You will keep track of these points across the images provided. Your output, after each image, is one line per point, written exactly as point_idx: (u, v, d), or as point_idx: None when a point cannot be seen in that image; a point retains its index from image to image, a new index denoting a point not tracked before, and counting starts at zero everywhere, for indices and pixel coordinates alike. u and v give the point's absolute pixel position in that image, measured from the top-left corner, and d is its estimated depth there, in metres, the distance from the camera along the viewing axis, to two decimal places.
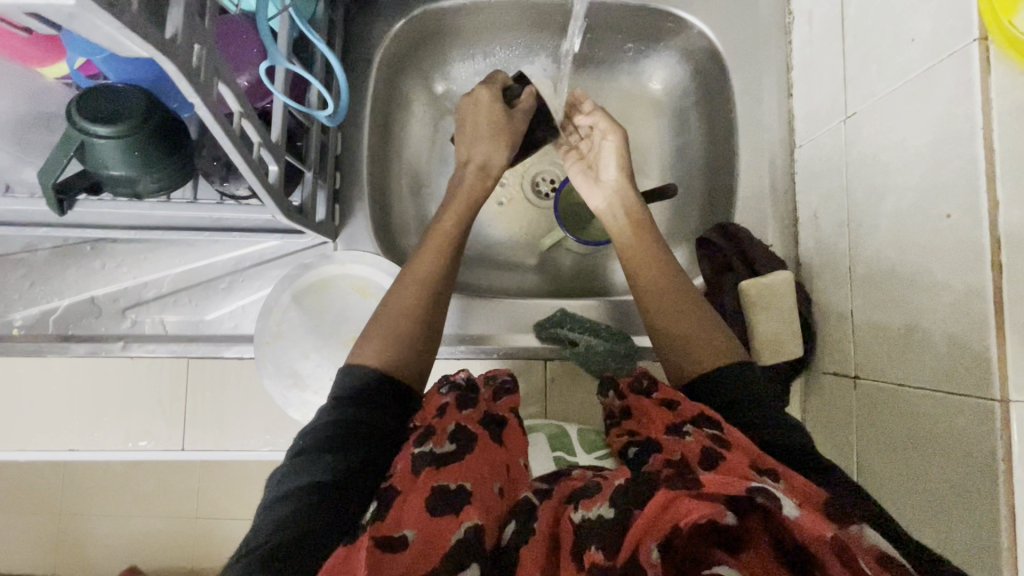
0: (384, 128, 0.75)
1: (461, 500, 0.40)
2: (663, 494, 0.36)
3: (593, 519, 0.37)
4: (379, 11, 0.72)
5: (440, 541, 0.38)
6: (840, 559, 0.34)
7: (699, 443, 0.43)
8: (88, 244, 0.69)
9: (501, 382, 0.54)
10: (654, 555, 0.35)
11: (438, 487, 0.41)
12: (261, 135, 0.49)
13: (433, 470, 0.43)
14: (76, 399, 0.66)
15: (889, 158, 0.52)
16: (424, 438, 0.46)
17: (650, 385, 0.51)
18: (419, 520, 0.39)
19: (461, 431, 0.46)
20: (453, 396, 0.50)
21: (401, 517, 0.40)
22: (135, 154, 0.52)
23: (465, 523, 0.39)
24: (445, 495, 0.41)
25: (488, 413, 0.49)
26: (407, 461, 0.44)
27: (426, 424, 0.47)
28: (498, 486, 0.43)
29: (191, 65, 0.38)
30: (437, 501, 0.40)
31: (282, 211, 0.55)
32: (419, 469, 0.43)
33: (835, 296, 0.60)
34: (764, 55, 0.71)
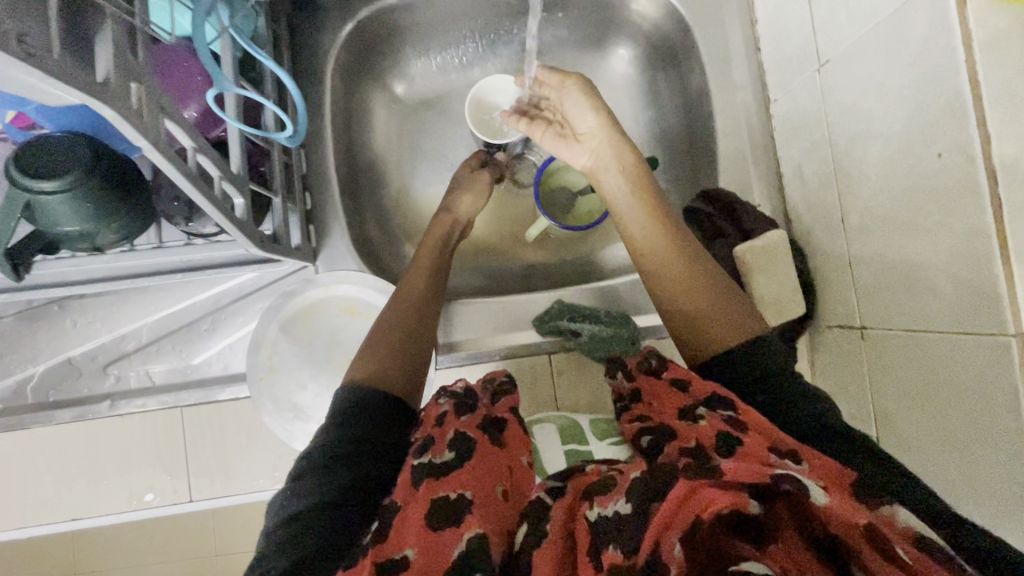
0: (348, 140, 0.72)
1: (464, 509, 0.41)
2: (684, 484, 0.36)
3: (609, 517, 0.37)
4: (323, 17, 0.68)
5: (442, 557, 0.39)
6: (874, 545, 0.33)
7: (713, 427, 0.42)
8: (55, 304, 0.65)
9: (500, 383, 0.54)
10: (676, 549, 0.34)
11: (438, 500, 0.41)
12: (220, 168, 0.46)
13: (435, 478, 0.43)
14: (70, 466, 0.63)
15: (870, 103, 0.51)
16: (425, 448, 0.46)
17: (659, 364, 0.52)
18: (422, 536, 0.40)
19: (461, 439, 0.46)
20: (452, 404, 0.51)
21: (402, 535, 0.40)
22: (88, 208, 0.49)
23: (468, 534, 0.39)
24: (450, 506, 0.41)
25: (489, 417, 0.50)
26: (406, 473, 0.45)
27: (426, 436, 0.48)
28: (501, 489, 0.44)
29: (131, 106, 0.35)
30: (443, 515, 0.40)
31: (255, 243, 0.52)
32: (419, 480, 0.43)
33: (830, 248, 0.59)
34: (727, 13, 0.69)
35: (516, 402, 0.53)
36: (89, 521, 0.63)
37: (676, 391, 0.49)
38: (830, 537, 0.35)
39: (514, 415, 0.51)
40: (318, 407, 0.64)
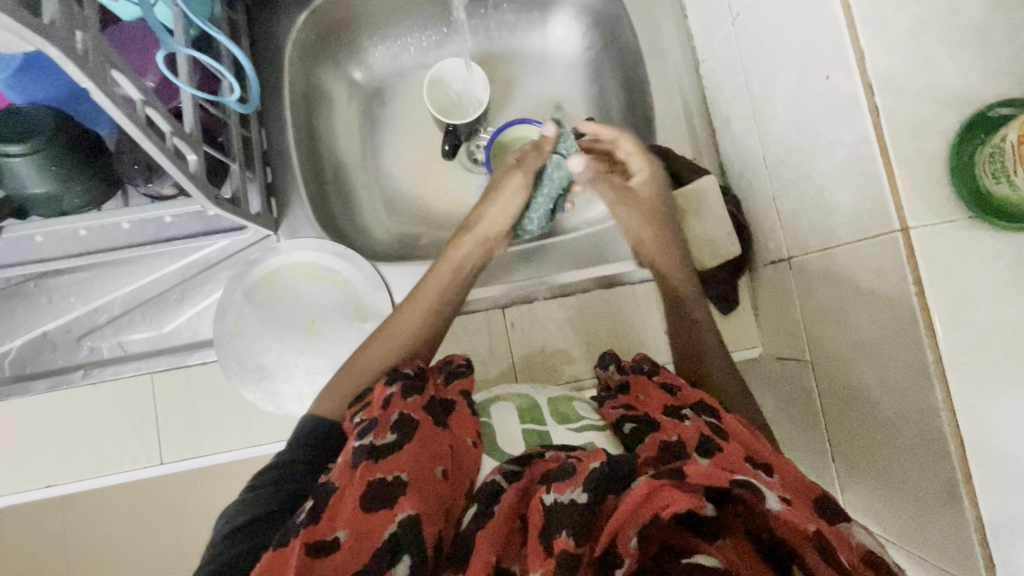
0: (308, 121, 0.77)
1: (397, 492, 0.41)
2: (647, 482, 0.38)
3: (565, 503, 0.38)
4: (280, 7, 0.74)
5: (372, 538, 0.39)
6: (817, 551, 0.35)
7: (696, 429, 0.46)
8: (31, 282, 0.69)
9: (452, 368, 0.56)
10: (631, 542, 0.37)
11: (374, 482, 0.42)
12: (171, 123, 0.50)
13: (373, 461, 0.43)
14: (45, 436, 0.66)
15: (773, 43, 0.55)
16: (369, 428, 0.45)
17: (652, 368, 0.57)
18: (354, 518, 0.40)
19: (404, 421, 0.46)
20: (399, 385, 0.50)
21: (335, 517, 0.40)
22: (54, 169, 0.53)
23: (399, 515, 0.40)
24: (382, 489, 0.41)
25: (433, 400, 0.50)
26: (346, 454, 0.44)
27: (369, 416, 0.47)
28: (440, 469, 0.45)
29: (77, 51, 0.39)
30: (376, 497, 0.41)
31: (211, 200, 0.56)
32: (356, 462, 0.43)
33: (757, 189, 0.63)
34: None
35: (466, 385, 0.54)
36: (65, 488, 0.66)
37: (664, 392, 0.53)
38: (773, 540, 0.37)
39: (463, 399, 0.53)
40: (282, 367, 0.67)
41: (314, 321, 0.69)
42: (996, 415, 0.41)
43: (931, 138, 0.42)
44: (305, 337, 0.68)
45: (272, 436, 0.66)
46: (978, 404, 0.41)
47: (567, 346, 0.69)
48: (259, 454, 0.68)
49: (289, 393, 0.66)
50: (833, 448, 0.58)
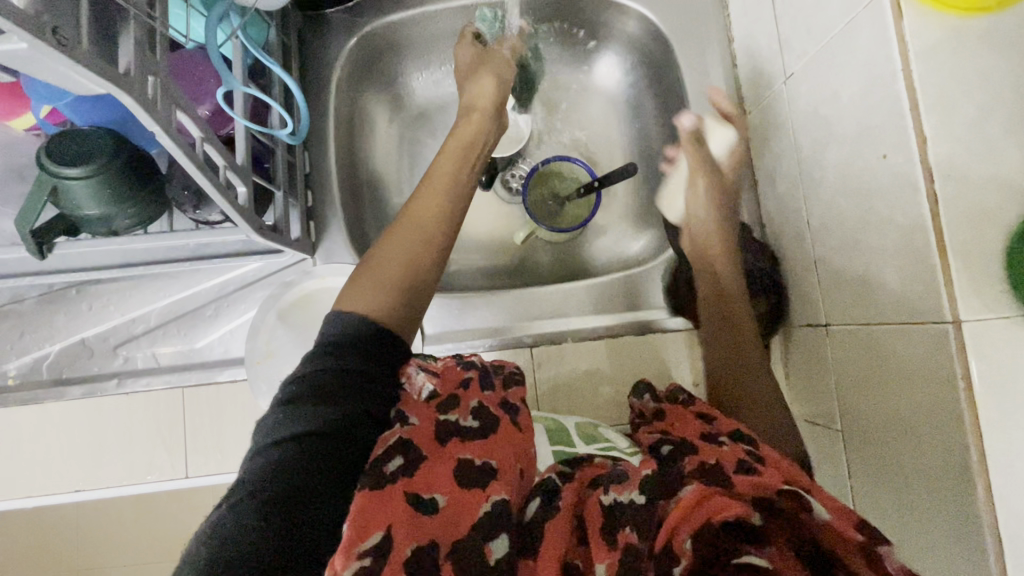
0: (350, 143, 0.77)
1: (490, 474, 0.40)
2: (698, 488, 0.36)
3: (626, 502, 0.38)
4: (331, 32, 0.75)
5: (469, 510, 0.38)
6: (868, 562, 0.33)
7: (735, 454, 0.43)
8: (73, 288, 0.71)
9: (511, 372, 0.52)
10: (686, 544, 0.34)
11: (463, 459, 0.40)
12: (225, 158, 0.51)
13: (461, 441, 0.42)
14: (76, 441, 0.68)
15: (827, 110, 0.54)
16: (450, 405, 0.44)
17: (687, 398, 0.56)
18: (451, 488, 0.39)
19: (484, 410, 0.45)
20: (473, 372, 0.48)
21: (431, 480, 0.39)
22: (107, 192, 0.54)
23: (493, 497, 0.38)
24: (472, 467, 0.40)
25: (508, 400, 0.47)
26: (428, 421, 0.42)
27: (447, 395, 0.45)
28: (521, 468, 0.42)
29: (148, 96, 0.40)
30: (467, 473, 0.40)
31: (256, 230, 0.57)
32: (446, 436, 0.42)
33: (798, 250, 0.62)
34: (704, 31, 0.74)
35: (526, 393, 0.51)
36: (92, 493, 0.67)
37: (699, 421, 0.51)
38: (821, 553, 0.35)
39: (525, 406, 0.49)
40: None
41: None
42: None
43: (993, 232, 0.41)
44: None
45: None
46: (1022, 507, 0.40)
47: (591, 390, 0.70)
48: None
49: None
50: None
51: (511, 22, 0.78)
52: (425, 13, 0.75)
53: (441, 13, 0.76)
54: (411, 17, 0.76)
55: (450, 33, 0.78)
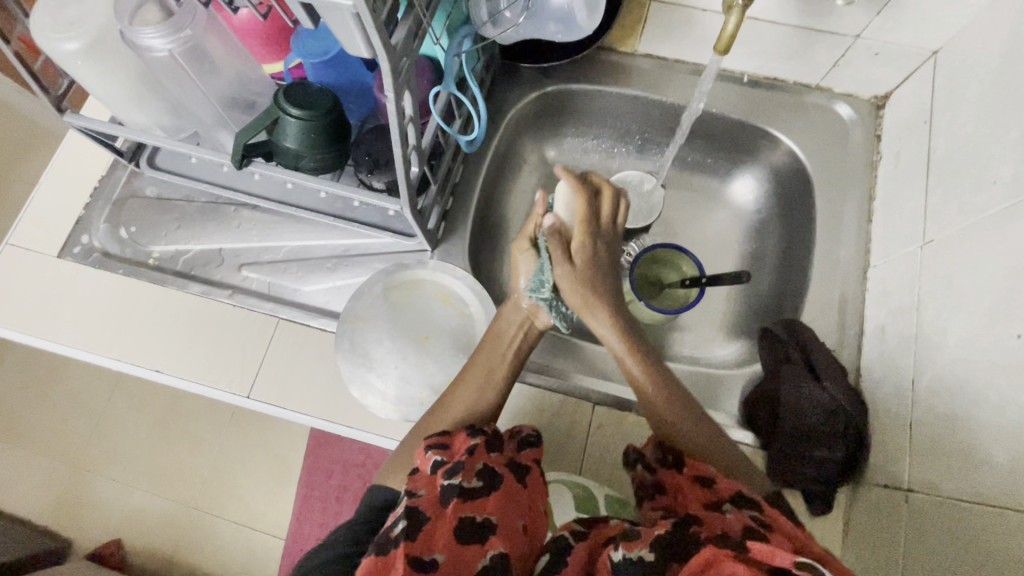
0: (496, 174, 0.87)
1: (489, 532, 0.46)
2: (708, 550, 0.39)
3: (633, 560, 0.41)
4: (521, 81, 0.86)
5: (467, 565, 0.44)
6: None
7: (738, 519, 0.45)
8: (233, 206, 0.82)
9: (524, 435, 0.59)
10: None
11: (466, 518, 0.47)
12: (415, 139, 0.60)
13: (462, 501, 0.48)
14: (176, 328, 0.75)
15: (963, 281, 0.55)
16: (455, 471, 0.50)
17: (677, 460, 0.55)
18: (449, 547, 0.45)
19: (489, 471, 0.52)
20: (480, 438, 0.55)
21: (433, 541, 0.45)
22: (309, 136, 0.65)
23: (490, 552, 0.45)
24: (475, 526, 0.47)
25: (513, 460, 0.55)
26: (433, 489, 0.49)
27: (455, 460, 0.52)
28: (522, 524, 0.49)
29: (396, 69, 0.49)
30: (468, 528, 0.46)
31: (409, 205, 0.65)
32: (447, 498, 0.48)
33: (893, 407, 0.61)
34: (851, 182, 0.77)
35: (538, 454, 0.57)
36: (165, 378, 0.74)
37: (700, 486, 0.51)
38: None
39: (535, 466, 0.56)
40: (383, 363, 0.72)
41: (427, 338, 0.74)
42: None
43: None
44: (413, 346, 0.73)
45: (347, 419, 0.71)
46: None
47: None
48: (324, 429, 0.72)
49: (378, 388, 0.70)
50: None
51: (676, 121, 0.86)
52: (601, 92, 0.86)
53: (616, 95, 0.86)
54: (590, 91, 0.86)
55: (615, 114, 0.88)
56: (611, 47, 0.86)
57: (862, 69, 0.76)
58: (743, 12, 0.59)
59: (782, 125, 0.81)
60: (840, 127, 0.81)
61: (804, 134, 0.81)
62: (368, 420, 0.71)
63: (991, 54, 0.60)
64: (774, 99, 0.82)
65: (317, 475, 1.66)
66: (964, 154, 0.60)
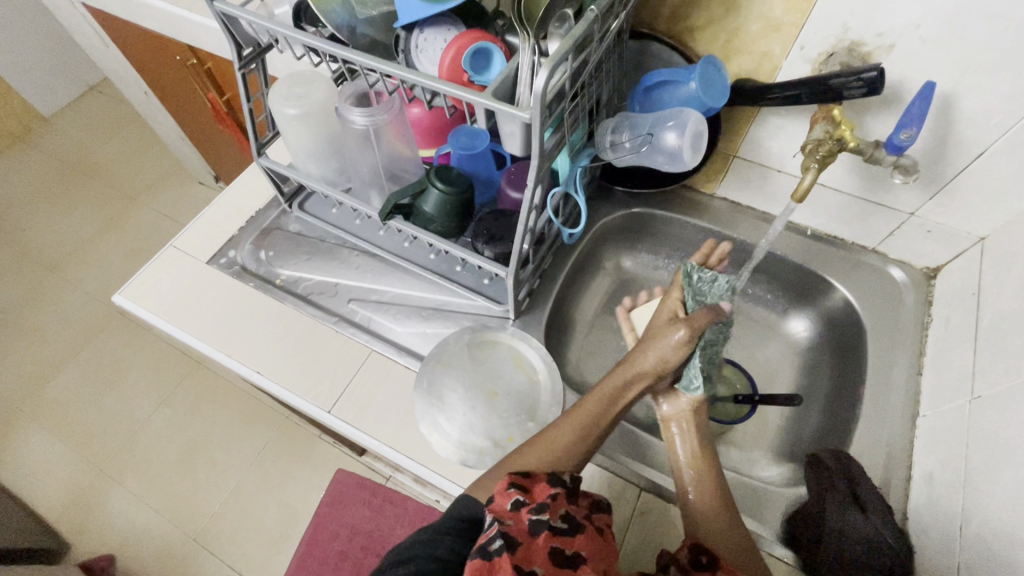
0: (578, 269, 1.00)
1: (578, 562, 0.54)
2: None
3: None
4: (613, 199, 1.02)
5: None
6: None
7: None
8: (355, 251, 0.97)
9: (597, 499, 0.63)
10: None
11: (555, 549, 0.53)
12: (533, 223, 0.73)
13: (552, 534, 0.54)
14: (284, 340, 0.87)
15: (1008, 435, 0.60)
16: (542, 509, 0.56)
17: (711, 562, 0.57)
18: (546, 566, 0.52)
19: (570, 517, 0.57)
20: (561, 487, 0.59)
21: (532, 558, 0.52)
22: (445, 207, 0.80)
23: None
24: (564, 558, 0.53)
25: (589, 514, 0.60)
26: (523, 521, 0.55)
27: (540, 501, 0.57)
28: (600, 565, 0.55)
29: (541, 166, 0.64)
30: (558, 558, 0.53)
31: (512, 274, 0.77)
32: (538, 530, 0.54)
33: (940, 552, 0.62)
34: (903, 336, 0.84)
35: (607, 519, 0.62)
36: (263, 380, 0.84)
37: None
38: None
39: (607, 527, 0.60)
40: (453, 407, 0.79)
41: (496, 393, 0.81)
42: None
43: None
44: (483, 398, 0.80)
45: (411, 451, 0.77)
46: None
47: None
48: (387, 457, 0.78)
49: (445, 428, 0.77)
50: None
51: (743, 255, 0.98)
52: (680, 220, 1.00)
53: (693, 225, 0.99)
54: (671, 217, 1.00)
55: (690, 241, 1.01)
56: (694, 187, 1.02)
57: (914, 242, 0.88)
58: (816, 176, 0.73)
59: (840, 275, 0.91)
60: (894, 287, 0.90)
61: (859, 286, 0.90)
62: (429, 457, 0.77)
63: None
64: (834, 253, 0.94)
65: (320, 535, 1.54)
66: (1007, 325, 0.68)
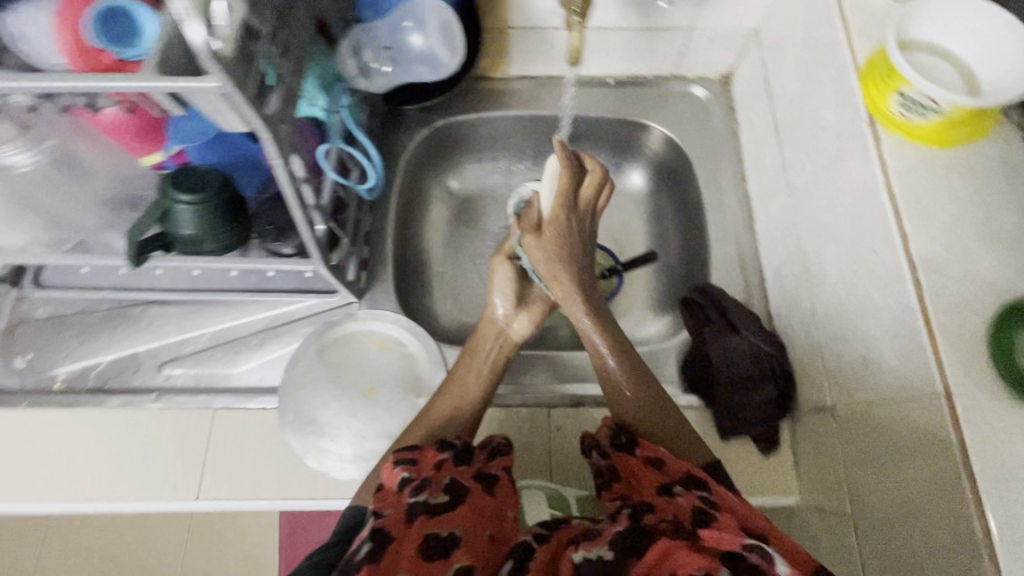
0: (405, 213, 0.89)
1: (453, 546, 0.46)
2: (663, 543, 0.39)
3: (593, 559, 0.39)
4: (408, 122, 0.89)
5: None
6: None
7: (689, 502, 0.48)
8: (140, 306, 0.78)
9: (495, 444, 0.58)
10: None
11: (428, 535, 0.46)
12: (314, 198, 0.61)
13: (427, 517, 0.47)
14: (102, 449, 0.70)
15: (825, 216, 0.64)
16: (421, 487, 0.50)
17: (628, 442, 0.58)
18: (415, 562, 0.44)
19: (454, 485, 0.51)
20: (449, 453, 0.55)
21: (398, 558, 0.45)
22: (206, 219, 0.64)
23: (456, 565, 0.44)
24: (438, 542, 0.46)
25: (481, 470, 0.54)
26: (399, 508, 0.48)
27: (420, 477, 0.52)
28: (488, 533, 0.48)
29: (278, 135, 0.50)
30: (432, 545, 0.46)
31: (322, 264, 0.65)
32: (413, 515, 0.48)
33: (803, 339, 0.68)
34: (721, 152, 0.86)
35: (509, 462, 0.56)
36: (100, 505, 0.68)
37: (651, 468, 0.55)
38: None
39: (506, 473, 0.54)
40: (334, 426, 0.71)
41: (372, 388, 0.74)
42: None
43: (972, 319, 0.49)
44: (360, 400, 0.73)
45: (308, 491, 0.68)
46: None
47: None
48: (289, 508, 0.69)
49: (334, 451, 0.69)
50: None
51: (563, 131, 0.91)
52: (487, 118, 0.90)
53: (501, 118, 0.91)
54: (478, 118, 0.90)
55: (507, 136, 0.93)
56: (485, 75, 0.92)
57: (703, 55, 0.87)
58: (583, 29, 0.68)
59: (651, 114, 0.89)
60: (700, 106, 0.90)
61: (671, 118, 0.89)
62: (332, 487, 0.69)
63: (795, 25, 0.71)
64: (640, 94, 0.91)
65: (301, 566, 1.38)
66: (797, 111, 0.70)
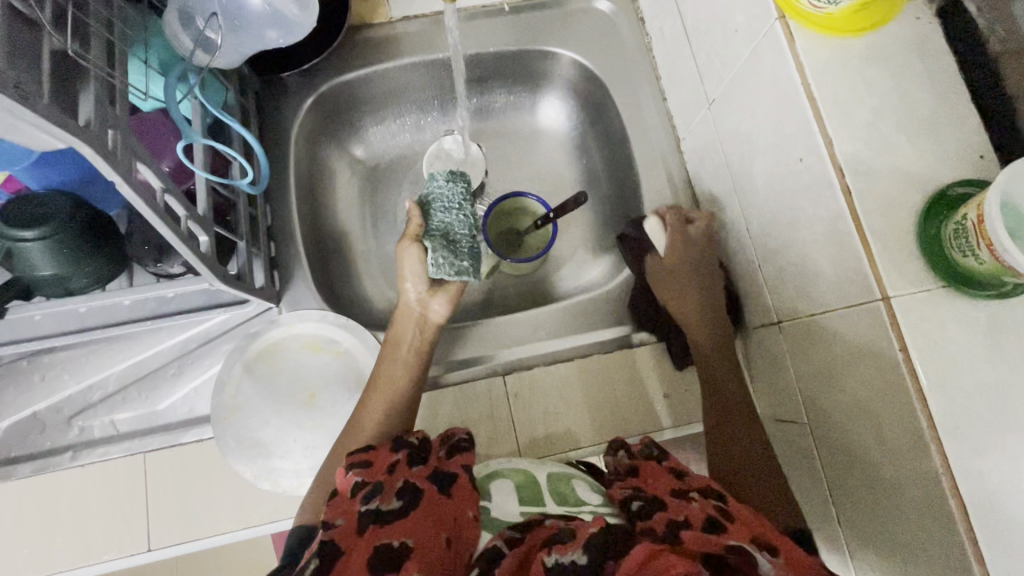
0: (310, 195, 0.80)
1: (402, 556, 0.39)
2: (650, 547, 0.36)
3: (565, 562, 0.37)
4: (288, 91, 0.78)
5: None
6: None
7: (704, 509, 0.43)
8: (25, 359, 0.68)
9: (458, 441, 0.53)
10: None
11: (379, 545, 0.40)
12: (186, 208, 0.52)
13: (377, 525, 0.42)
14: (26, 523, 0.63)
15: (748, 127, 0.61)
16: (373, 491, 0.45)
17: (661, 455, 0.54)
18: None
19: (407, 486, 0.46)
20: (405, 453, 0.50)
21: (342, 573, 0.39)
22: (65, 251, 0.56)
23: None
24: (388, 553, 0.40)
25: (438, 470, 0.48)
26: (351, 516, 0.43)
27: (375, 479, 0.47)
28: (446, 538, 0.42)
29: (107, 148, 0.42)
30: (379, 555, 0.40)
31: (219, 278, 0.58)
32: (363, 524, 0.42)
33: (743, 257, 0.67)
34: (635, 70, 0.80)
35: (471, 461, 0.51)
36: None
37: (673, 478, 0.49)
38: None
39: (467, 472, 0.49)
40: (280, 442, 0.66)
41: (313, 395, 0.69)
42: (989, 474, 0.43)
43: (900, 215, 0.48)
44: (303, 410, 0.68)
45: (268, 515, 0.64)
46: (969, 461, 0.44)
47: (569, 413, 0.68)
48: (253, 535, 0.65)
49: (286, 468, 0.65)
50: (840, 513, 0.56)
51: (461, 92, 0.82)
52: (377, 73, 0.80)
53: (392, 70, 0.81)
54: (367, 74, 0.80)
55: (404, 89, 0.84)
56: (366, 21, 0.80)
57: None
58: None
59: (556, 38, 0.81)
60: (607, 21, 0.83)
61: (578, 40, 0.81)
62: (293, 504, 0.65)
63: None
64: (540, 17, 0.82)
65: None
66: (705, 14, 0.65)
